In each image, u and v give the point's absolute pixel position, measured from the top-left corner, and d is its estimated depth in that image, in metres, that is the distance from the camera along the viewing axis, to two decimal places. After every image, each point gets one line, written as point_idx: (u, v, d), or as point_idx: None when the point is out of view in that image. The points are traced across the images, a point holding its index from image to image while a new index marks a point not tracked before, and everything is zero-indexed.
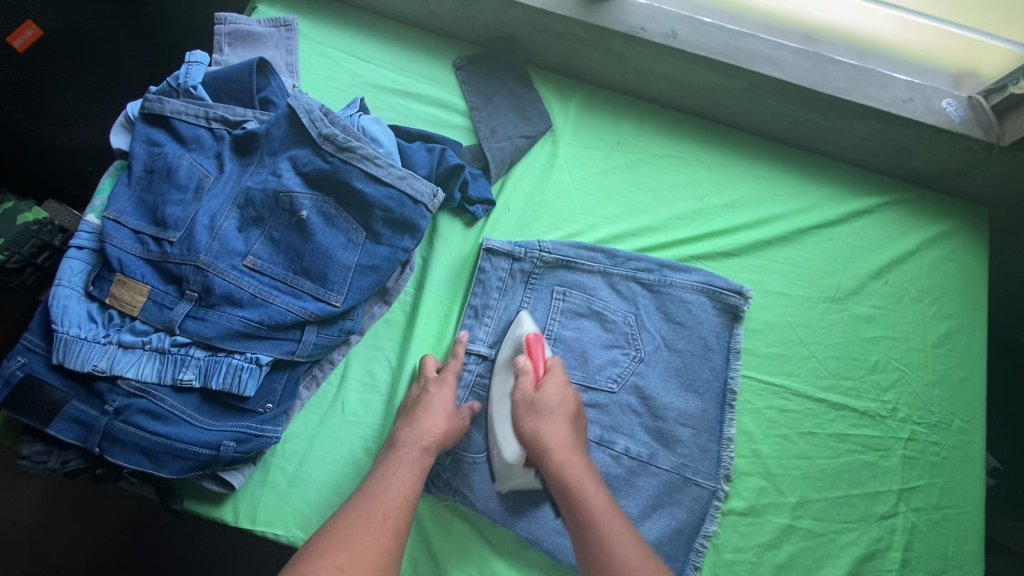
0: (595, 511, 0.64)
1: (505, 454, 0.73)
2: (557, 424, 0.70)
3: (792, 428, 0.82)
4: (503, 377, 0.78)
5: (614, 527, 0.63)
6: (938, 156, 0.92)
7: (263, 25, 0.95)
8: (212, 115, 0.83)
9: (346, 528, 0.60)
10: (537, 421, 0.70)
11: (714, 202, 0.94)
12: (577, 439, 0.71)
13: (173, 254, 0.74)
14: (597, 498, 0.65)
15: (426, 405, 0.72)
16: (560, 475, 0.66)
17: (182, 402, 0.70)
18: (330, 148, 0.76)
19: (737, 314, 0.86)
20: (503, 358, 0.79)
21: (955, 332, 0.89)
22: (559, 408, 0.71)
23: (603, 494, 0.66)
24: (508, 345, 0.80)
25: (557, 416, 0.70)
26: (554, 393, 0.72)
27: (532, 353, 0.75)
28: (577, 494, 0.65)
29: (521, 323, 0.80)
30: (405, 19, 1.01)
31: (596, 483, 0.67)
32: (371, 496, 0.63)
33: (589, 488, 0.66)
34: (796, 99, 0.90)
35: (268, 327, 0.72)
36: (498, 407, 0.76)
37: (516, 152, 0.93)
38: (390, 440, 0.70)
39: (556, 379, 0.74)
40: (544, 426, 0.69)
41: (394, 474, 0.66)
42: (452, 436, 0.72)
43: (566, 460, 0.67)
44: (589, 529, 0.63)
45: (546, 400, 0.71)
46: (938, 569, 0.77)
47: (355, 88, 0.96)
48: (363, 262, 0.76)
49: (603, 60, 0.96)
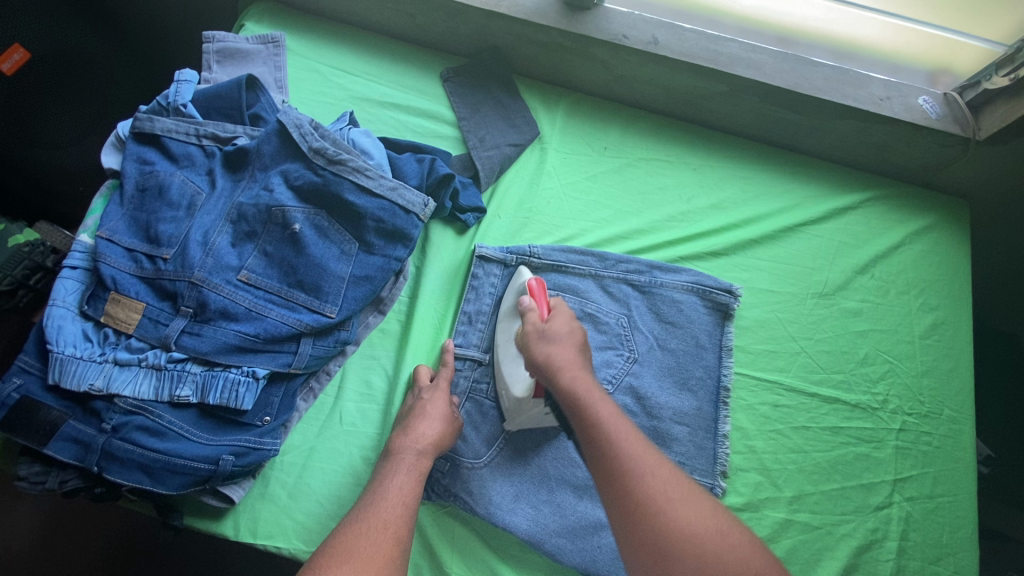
0: (604, 417, 0.65)
1: (513, 390, 0.74)
2: (565, 347, 0.72)
3: (785, 423, 0.84)
4: (508, 323, 0.80)
5: (622, 430, 0.64)
6: (918, 152, 0.94)
7: (251, 42, 0.96)
8: (203, 133, 0.84)
9: (348, 537, 0.59)
10: (546, 345, 0.72)
11: (701, 203, 0.96)
12: (585, 362, 0.72)
13: (167, 271, 0.74)
14: (605, 407, 0.66)
15: (421, 411, 0.73)
16: (570, 389, 0.67)
17: (179, 418, 0.70)
18: (321, 162, 0.77)
19: (727, 312, 0.88)
20: (506, 308, 0.82)
21: (941, 323, 0.90)
22: (568, 337, 0.73)
23: (611, 404, 0.67)
24: (511, 293, 0.82)
25: (565, 341, 0.72)
26: (562, 322, 0.74)
27: (536, 296, 0.78)
28: (586, 403, 0.66)
29: (521, 273, 0.83)
30: (392, 32, 1.03)
31: (604, 395, 0.68)
32: (371, 504, 0.64)
33: (597, 399, 0.67)
34: (777, 101, 0.92)
35: (264, 341, 0.73)
36: (504, 349, 0.78)
37: (505, 160, 0.94)
38: (388, 449, 0.72)
39: (563, 315, 0.76)
40: (553, 350, 0.71)
41: (392, 482, 0.67)
42: (448, 440, 0.73)
43: (575, 377, 0.68)
44: (597, 432, 0.64)
45: (554, 329, 0.73)
46: (935, 557, 0.78)
47: (344, 101, 0.97)
48: (356, 273, 0.77)
49: (588, 67, 0.98)
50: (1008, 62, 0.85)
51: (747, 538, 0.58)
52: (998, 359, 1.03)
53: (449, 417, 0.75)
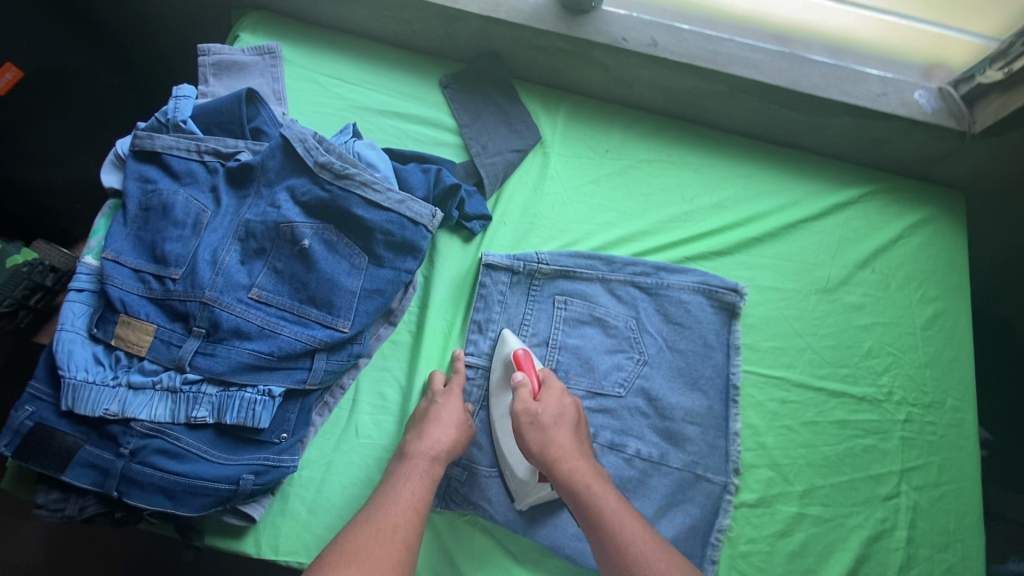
0: (607, 512, 0.66)
1: (517, 472, 0.76)
2: (562, 433, 0.72)
3: (794, 418, 0.85)
4: (502, 396, 0.80)
5: (627, 525, 0.65)
6: (916, 146, 0.95)
7: (247, 54, 0.95)
8: (204, 148, 0.83)
9: (356, 540, 0.61)
10: (542, 432, 0.72)
11: (703, 203, 0.96)
12: (581, 445, 0.73)
13: (177, 291, 0.74)
14: (608, 499, 0.68)
15: (433, 415, 0.74)
16: (570, 482, 0.69)
17: (197, 438, 0.70)
18: (327, 176, 0.77)
19: (733, 311, 0.89)
20: (495, 379, 0.81)
21: (942, 314, 0.92)
22: (560, 418, 0.74)
23: (612, 494, 0.69)
24: (498, 366, 0.81)
25: (559, 427, 0.73)
26: (555, 404, 0.75)
27: (524, 368, 0.77)
28: (588, 498, 0.67)
29: (505, 342, 0.82)
30: (389, 39, 1.02)
31: (604, 484, 0.69)
32: (381, 507, 0.65)
33: (598, 492, 0.68)
34: (776, 99, 0.93)
35: (278, 358, 0.73)
36: (502, 426, 0.78)
37: (509, 166, 0.94)
38: (401, 449, 0.73)
39: (553, 390, 0.76)
40: (550, 436, 0.72)
41: (402, 485, 0.68)
42: (460, 443, 0.74)
43: (574, 468, 0.70)
44: (602, 529, 0.65)
45: (547, 414, 0.73)
46: (942, 544, 0.80)
47: (344, 111, 0.96)
48: (367, 287, 0.77)
49: (588, 71, 0.98)
50: (1002, 56, 0.87)
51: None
52: (995, 346, 1.05)
53: (462, 420, 0.75)
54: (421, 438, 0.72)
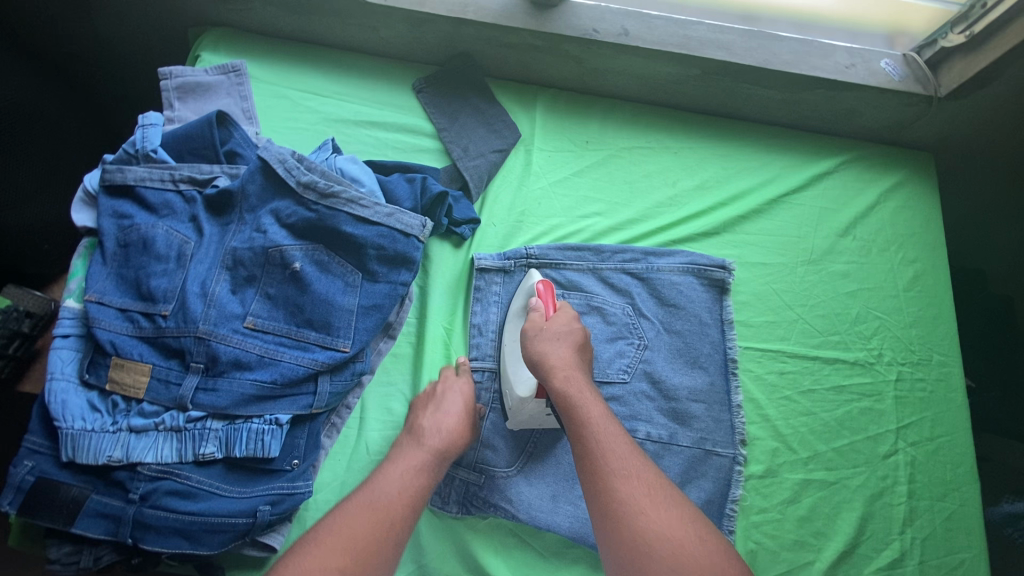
0: (593, 416, 0.68)
1: (517, 390, 0.76)
2: (562, 346, 0.75)
3: (792, 389, 0.88)
4: (515, 325, 0.83)
5: (610, 432, 0.67)
6: (885, 113, 0.97)
7: (211, 74, 0.92)
8: (179, 177, 0.81)
9: (348, 523, 0.61)
10: (543, 343, 0.75)
11: (687, 185, 0.98)
12: (581, 362, 0.75)
13: (169, 328, 0.72)
14: (596, 409, 0.69)
15: (449, 408, 0.74)
16: (562, 386, 0.71)
17: (207, 475, 0.69)
18: (312, 196, 0.75)
19: (723, 289, 0.91)
20: (516, 306, 0.84)
21: (922, 274, 0.95)
22: (564, 335, 0.76)
23: (601, 405, 0.70)
24: (520, 296, 0.84)
25: (561, 341, 0.75)
26: (562, 324, 0.77)
27: (544, 297, 0.80)
28: (577, 402, 0.69)
29: (532, 274, 0.85)
30: (356, 47, 1.00)
31: (595, 396, 0.71)
32: (378, 487, 0.66)
33: (588, 400, 0.70)
34: (748, 78, 0.94)
35: (282, 386, 0.72)
36: (511, 354, 0.80)
37: (492, 167, 0.93)
38: (412, 431, 0.73)
39: (565, 315, 0.79)
40: (550, 347, 0.74)
41: (407, 473, 0.68)
42: (468, 437, 0.74)
43: (568, 376, 0.71)
44: (587, 430, 0.67)
45: (552, 329, 0.76)
46: (941, 494, 0.84)
47: (318, 125, 0.94)
48: (364, 304, 0.76)
49: (560, 64, 0.98)
50: (962, 20, 0.89)
51: (722, 547, 0.58)
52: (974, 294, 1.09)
53: (468, 412, 0.75)
54: (434, 431, 0.72)
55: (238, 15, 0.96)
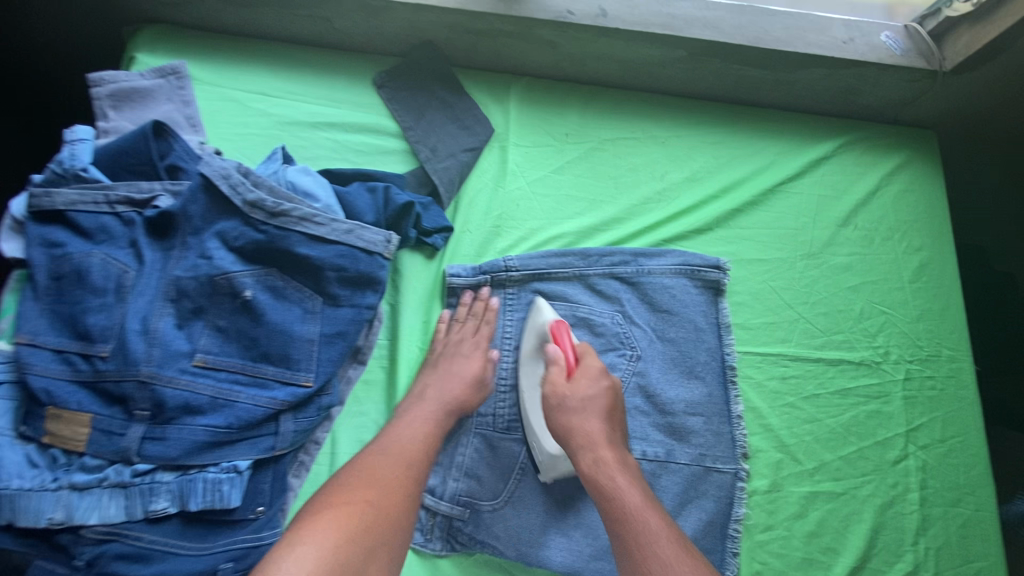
0: (631, 508, 0.62)
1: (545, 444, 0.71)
2: (590, 420, 0.68)
3: (795, 395, 0.82)
4: (531, 368, 0.76)
5: (649, 527, 0.61)
6: (886, 90, 0.90)
7: (148, 77, 0.83)
8: (114, 198, 0.72)
9: (374, 465, 0.61)
10: (567, 416, 0.69)
11: (676, 178, 0.90)
12: (614, 434, 0.69)
13: (108, 371, 0.65)
14: (632, 496, 0.63)
15: (456, 368, 0.72)
16: (592, 473, 0.65)
17: (161, 533, 0.63)
18: (260, 216, 0.68)
19: (718, 289, 0.84)
20: (527, 347, 0.77)
21: (928, 264, 0.89)
22: (590, 404, 0.69)
23: (638, 491, 0.64)
24: (530, 336, 0.77)
25: (588, 414, 0.69)
26: (588, 387, 0.70)
27: (559, 340, 0.73)
28: (610, 492, 0.64)
29: (539, 310, 0.77)
30: (309, 40, 0.91)
31: (631, 480, 0.65)
32: (395, 440, 0.64)
33: (623, 487, 0.64)
34: (738, 58, 0.86)
35: (239, 429, 0.65)
36: (531, 399, 0.74)
37: (464, 168, 0.85)
38: (415, 390, 0.71)
39: (589, 371, 0.71)
40: (576, 423, 0.68)
41: (417, 426, 0.67)
42: (475, 393, 0.72)
43: (599, 458, 0.66)
44: (623, 526, 0.62)
45: (575, 397, 0.69)
46: (954, 499, 0.80)
47: (271, 129, 0.85)
48: (326, 332, 0.69)
49: (533, 50, 0.89)
50: None
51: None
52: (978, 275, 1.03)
53: (476, 368, 0.73)
54: (438, 388, 0.70)
55: (174, 10, 0.87)
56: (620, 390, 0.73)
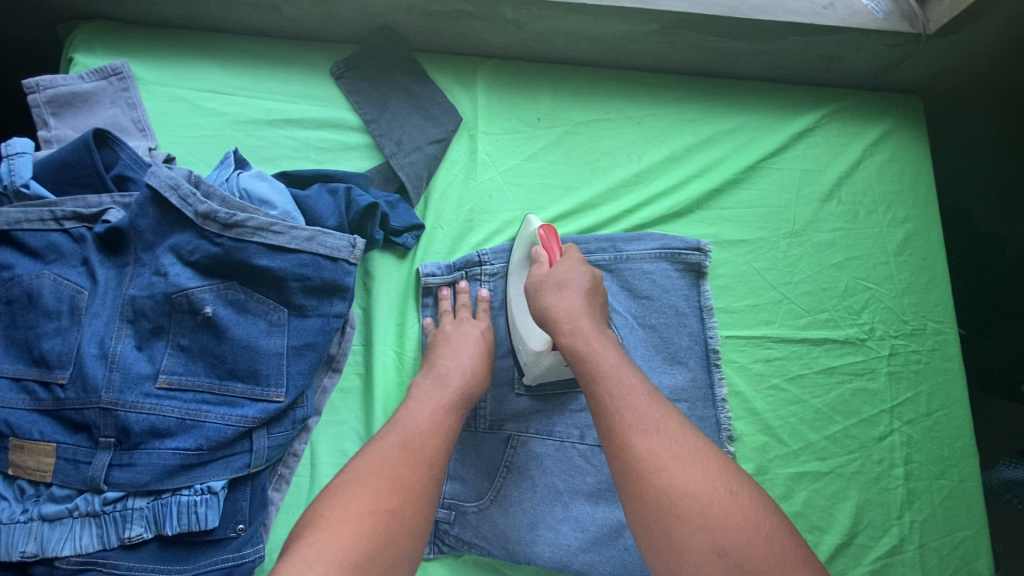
0: (606, 367, 0.61)
1: (529, 344, 0.72)
2: (569, 295, 0.67)
3: (780, 376, 0.81)
4: (519, 279, 0.76)
5: (624, 380, 0.59)
6: (868, 57, 0.87)
7: (88, 80, 0.78)
8: (61, 214, 0.68)
9: (386, 456, 0.57)
10: (546, 296, 0.67)
11: (654, 158, 0.87)
12: (592, 308, 0.67)
13: (69, 399, 0.62)
14: (609, 357, 0.62)
15: (466, 350, 0.70)
16: (571, 342, 0.64)
17: (139, 558, 0.62)
18: (214, 227, 0.65)
19: (700, 271, 0.82)
20: (517, 258, 0.76)
21: (913, 235, 0.88)
22: (568, 284, 0.68)
23: (614, 353, 0.62)
24: (519, 246, 0.76)
25: (568, 292, 0.67)
26: (567, 271, 0.69)
27: (546, 245, 0.72)
28: (585, 354, 0.62)
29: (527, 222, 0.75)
30: (259, 30, 0.85)
31: (607, 344, 0.63)
32: (415, 433, 0.60)
33: (599, 349, 0.62)
34: (714, 30, 0.82)
35: (210, 450, 0.63)
36: (518, 304, 0.75)
37: (432, 161, 0.82)
38: (433, 372, 0.68)
39: (572, 262, 0.70)
40: (554, 300, 0.67)
41: (438, 415, 0.63)
42: (487, 378, 0.70)
43: (576, 326, 0.65)
44: (596, 382, 0.60)
45: (556, 279, 0.68)
46: (938, 471, 0.80)
47: (224, 130, 0.80)
48: (295, 344, 0.67)
49: (499, 31, 0.84)
50: None
51: (752, 495, 0.52)
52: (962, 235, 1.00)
53: (484, 351, 0.72)
54: (457, 372, 0.68)
55: (112, 5, 0.81)
56: (601, 278, 0.72)
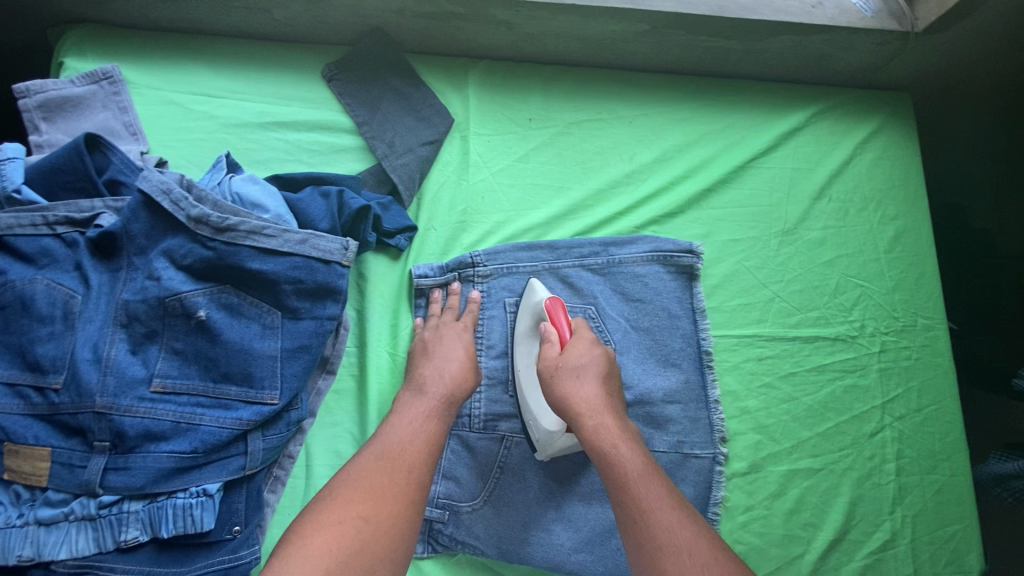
0: (632, 475, 0.60)
1: (543, 424, 0.69)
2: (587, 385, 0.66)
3: (772, 374, 0.82)
4: (527, 348, 0.74)
5: (653, 491, 0.58)
6: (857, 55, 0.87)
7: (79, 84, 0.78)
8: (53, 219, 0.68)
9: (365, 471, 0.59)
10: (565, 386, 0.66)
11: (646, 158, 0.87)
12: (611, 400, 0.67)
13: (63, 404, 0.62)
14: (635, 463, 0.61)
15: (448, 353, 0.71)
16: (594, 440, 0.63)
17: (134, 561, 0.62)
18: (206, 231, 0.65)
19: (692, 269, 0.82)
20: (523, 328, 0.75)
21: (903, 233, 0.88)
22: (586, 371, 0.67)
23: (641, 458, 0.62)
24: (526, 315, 0.75)
25: (585, 379, 0.67)
26: (582, 355, 0.68)
27: (555, 318, 0.71)
28: (611, 459, 0.61)
29: (533, 290, 0.75)
30: (251, 33, 0.86)
31: (633, 447, 0.63)
32: (393, 443, 0.62)
33: (625, 453, 0.61)
34: (704, 30, 0.83)
35: (205, 453, 0.64)
36: (526, 377, 0.73)
37: (424, 163, 0.82)
38: (413, 382, 0.69)
39: (583, 340, 0.70)
40: (573, 389, 0.66)
41: (417, 422, 0.64)
42: (473, 380, 0.70)
43: (599, 425, 0.64)
44: (624, 492, 0.59)
45: (572, 364, 0.68)
46: (929, 467, 0.81)
47: (216, 133, 0.80)
48: (288, 346, 0.68)
49: (489, 32, 0.85)
50: None
51: None
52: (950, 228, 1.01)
53: (467, 357, 0.71)
54: (437, 379, 0.68)
55: (102, 9, 0.81)
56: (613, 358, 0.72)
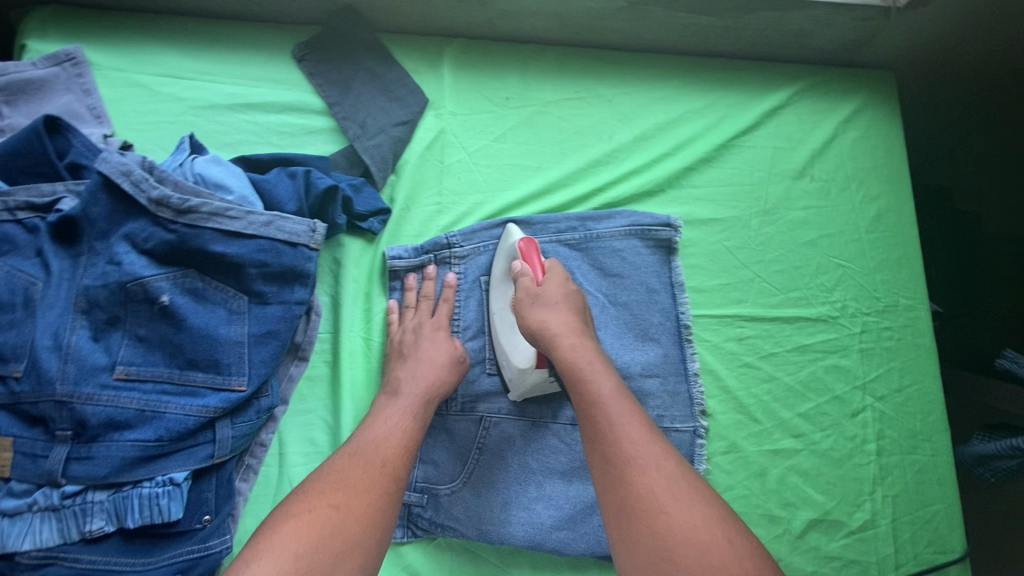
0: (603, 392, 0.60)
1: (513, 359, 0.70)
2: (562, 313, 0.66)
3: (753, 354, 0.81)
4: (502, 291, 0.74)
5: (622, 407, 0.59)
6: (838, 33, 0.86)
7: (41, 66, 0.75)
8: (13, 204, 0.65)
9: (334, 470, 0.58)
10: (539, 311, 0.66)
11: (625, 138, 0.86)
12: (585, 327, 0.67)
13: (24, 392, 0.60)
14: (606, 382, 0.61)
15: (427, 354, 0.69)
16: (568, 359, 0.62)
17: (100, 552, 0.61)
18: (167, 214, 0.64)
19: (671, 248, 0.81)
20: (499, 270, 0.75)
21: (886, 212, 0.87)
22: (563, 301, 0.68)
23: (612, 378, 0.62)
24: (502, 258, 0.75)
25: (560, 308, 0.67)
26: (557, 287, 0.69)
27: (529, 258, 0.71)
28: (583, 376, 0.61)
29: (510, 234, 0.75)
30: (218, 12, 0.83)
31: (605, 368, 0.63)
32: (368, 442, 0.61)
33: (597, 372, 0.62)
34: (683, 5, 0.81)
35: (171, 441, 0.62)
36: (501, 319, 0.73)
37: (397, 144, 0.80)
38: (389, 385, 0.68)
39: (558, 278, 0.70)
40: (548, 316, 0.66)
41: (393, 421, 0.63)
42: (451, 383, 0.69)
43: (573, 346, 0.64)
44: (593, 408, 0.59)
45: (549, 295, 0.68)
46: (910, 446, 0.80)
47: (183, 115, 0.78)
48: (256, 332, 0.66)
49: (464, 9, 0.83)
50: None
51: (749, 539, 0.52)
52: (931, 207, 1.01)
53: (451, 362, 0.70)
54: (411, 379, 0.67)
55: None
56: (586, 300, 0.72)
